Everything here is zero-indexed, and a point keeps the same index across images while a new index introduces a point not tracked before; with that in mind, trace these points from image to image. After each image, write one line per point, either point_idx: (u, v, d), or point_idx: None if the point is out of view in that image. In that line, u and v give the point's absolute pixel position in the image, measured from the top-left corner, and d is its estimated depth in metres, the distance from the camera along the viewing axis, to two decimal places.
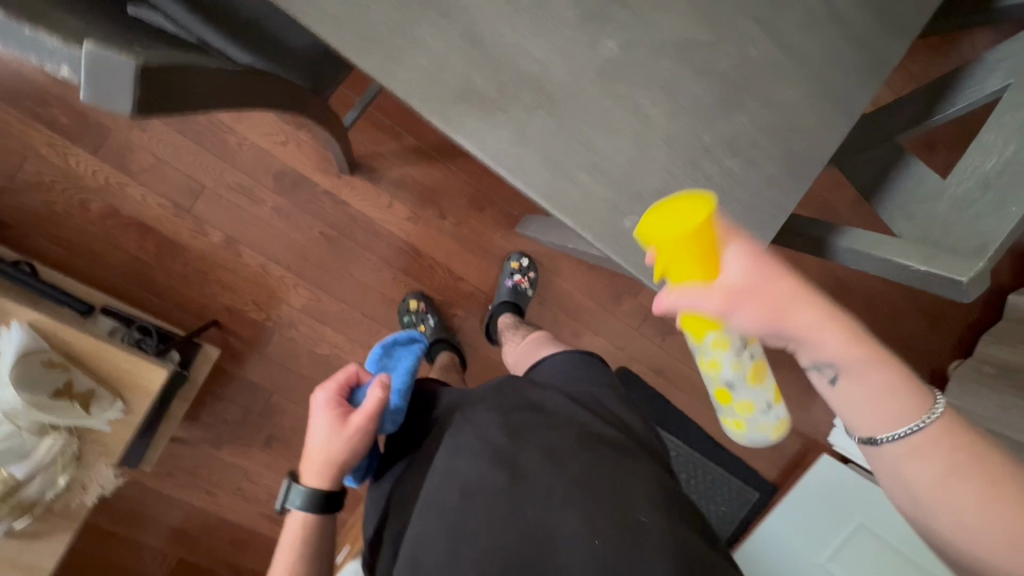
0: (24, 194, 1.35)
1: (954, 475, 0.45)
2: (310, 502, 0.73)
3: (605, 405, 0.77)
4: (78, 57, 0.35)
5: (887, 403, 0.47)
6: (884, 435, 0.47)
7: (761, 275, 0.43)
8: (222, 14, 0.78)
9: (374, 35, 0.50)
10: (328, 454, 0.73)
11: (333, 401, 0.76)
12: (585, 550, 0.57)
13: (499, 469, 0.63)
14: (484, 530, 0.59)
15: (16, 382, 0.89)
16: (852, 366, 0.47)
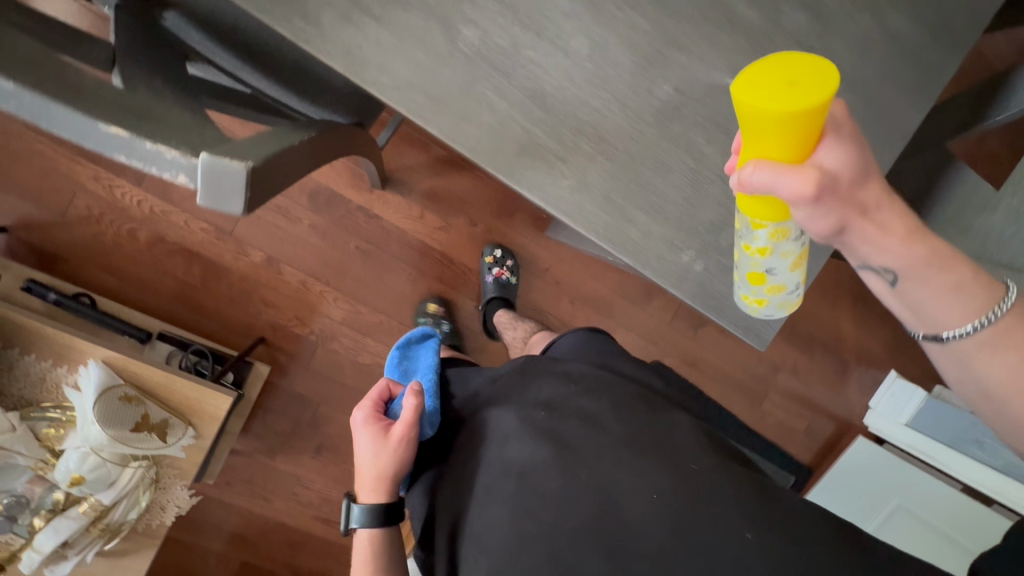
0: (76, 228, 1.41)
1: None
2: (371, 517, 0.70)
3: (625, 368, 0.75)
4: (196, 167, 0.38)
5: (943, 300, 0.46)
6: (949, 333, 0.47)
7: (852, 162, 0.39)
8: (269, 60, 0.80)
9: (442, 97, 0.51)
10: (377, 468, 0.69)
11: (371, 417, 0.73)
12: (653, 508, 0.54)
13: (547, 444, 0.59)
14: (547, 504, 0.56)
15: (99, 419, 0.95)
16: (914, 268, 0.44)
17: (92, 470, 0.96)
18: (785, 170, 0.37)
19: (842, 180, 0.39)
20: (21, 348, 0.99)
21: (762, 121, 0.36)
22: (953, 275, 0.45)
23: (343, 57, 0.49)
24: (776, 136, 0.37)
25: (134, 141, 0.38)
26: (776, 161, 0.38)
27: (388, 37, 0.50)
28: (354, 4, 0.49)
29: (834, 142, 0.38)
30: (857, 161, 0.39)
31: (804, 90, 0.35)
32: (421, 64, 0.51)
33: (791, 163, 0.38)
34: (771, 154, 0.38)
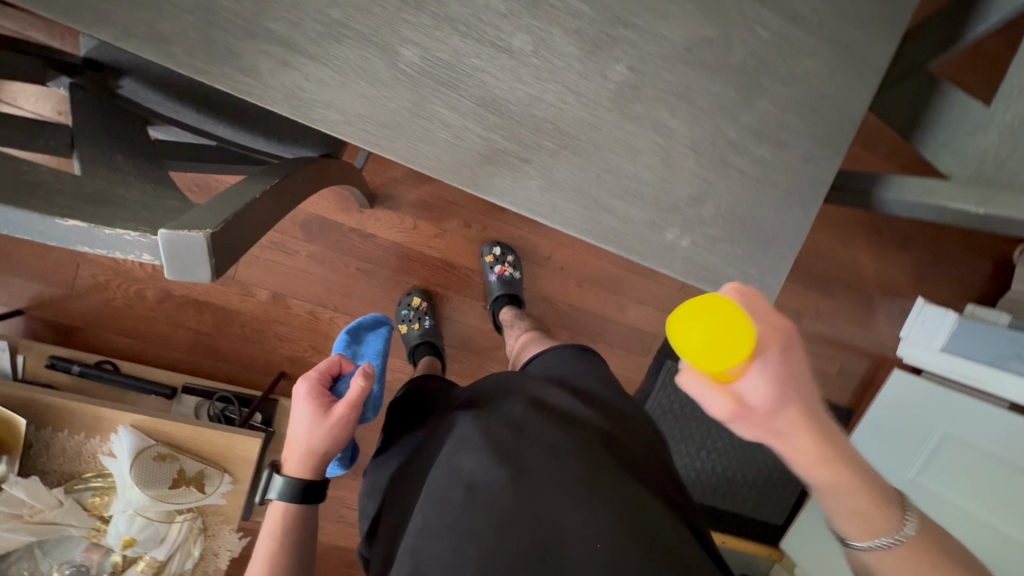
0: (86, 298, 1.44)
1: None
2: (290, 492, 0.66)
3: (600, 398, 0.77)
4: (157, 243, 0.38)
5: (846, 518, 0.52)
6: (862, 543, 0.52)
7: (779, 396, 0.44)
8: (229, 108, 0.81)
9: (395, 122, 0.51)
10: (308, 443, 0.66)
11: (315, 390, 0.69)
12: (591, 553, 0.53)
13: (502, 464, 0.60)
14: (490, 522, 0.55)
15: (137, 482, 0.99)
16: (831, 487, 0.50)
17: (140, 530, 0.99)
18: (713, 391, 0.44)
19: (765, 411, 0.44)
20: (53, 426, 1.02)
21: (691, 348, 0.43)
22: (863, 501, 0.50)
23: (288, 102, 0.49)
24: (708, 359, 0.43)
25: (92, 230, 0.38)
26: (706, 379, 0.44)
27: (328, 73, 0.49)
28: (289, 47, 0.48)
29: (769, 376, 0.43)
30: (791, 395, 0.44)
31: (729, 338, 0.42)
32: (367, 94, 0.50)
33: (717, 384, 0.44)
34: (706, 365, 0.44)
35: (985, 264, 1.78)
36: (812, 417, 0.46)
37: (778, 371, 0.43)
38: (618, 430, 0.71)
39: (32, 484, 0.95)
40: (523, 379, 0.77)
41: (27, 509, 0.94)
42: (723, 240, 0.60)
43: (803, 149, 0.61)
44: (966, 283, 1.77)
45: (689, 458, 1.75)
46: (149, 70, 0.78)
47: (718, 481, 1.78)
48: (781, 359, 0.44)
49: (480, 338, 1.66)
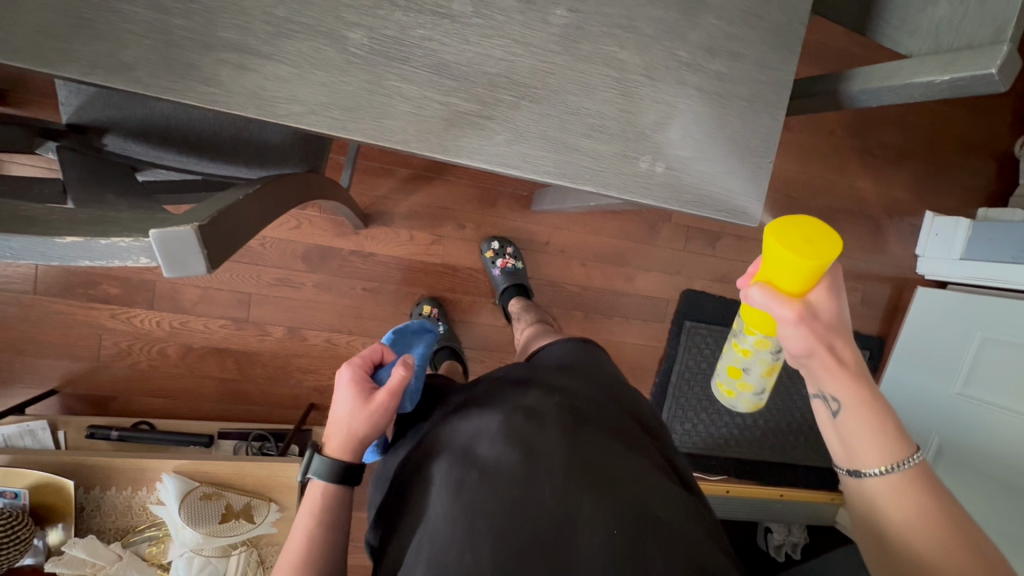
0: (113, 366, 1.49)
1: (901, 491, 0.51)
2: (329, 472, 0.67)
3: (603, 384, 0.80)
4: (150, 245, 0.41)
5: (872, 440, 0.52)
6: (867, 470, 0.52)
7: (816, 326, 0.51)
8: (207, 143, 0.85)
9: (356, 103, 0.53)
10: (351, 426, 0.68)
11: (358, 375, 0.71)
12: (605, 535, 0.57)
13: (517, 449, 0.62)
14: (500, 504, 0.58)
15: (188, 522, 1.01)
16: (854, 403, 0.53)
17: (200, 570, 1.03)
18: (781, 300, 0.50)
19: (819, 323, 0.51)
20: (100, 486, 1.04)
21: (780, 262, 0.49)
22: (878, 423, 0.52)
23: (252, 103, 0.51)
24: (788, 273, 0.49)
25: (89, 242, 0.41)
26: (777, 290, 0.50)
27: (286, 69, 0.52)
28: (244, 52, 0.51)
29: (824, 293, 0.51)
30: (824, 330, 0.52)
31: (819, 247, 0.48)
32: (324, 82, 0.52)
33: (789, 298, 0.50)
34: (782, 285, 0.50)
35: (987, 165, 1.75)
36: (846, 369, 0.53)
37: (833, 284, 0.52)
38: (616, 409, 0.74)
39: (89, 542, 0.98)
40: (536, 371, 0.78)
41: (91, 567, 0.98)
42: (698, 158, 0.60)
43: (757, 55, 0.62)
44: (971, 186, 1.74)
45: (727, 415, 1.73)
46: (127, 122, 0.82)
47: (762, 434, 1.75)
48: (836, 278, 0.52)
49: (495, 335, 1.67)
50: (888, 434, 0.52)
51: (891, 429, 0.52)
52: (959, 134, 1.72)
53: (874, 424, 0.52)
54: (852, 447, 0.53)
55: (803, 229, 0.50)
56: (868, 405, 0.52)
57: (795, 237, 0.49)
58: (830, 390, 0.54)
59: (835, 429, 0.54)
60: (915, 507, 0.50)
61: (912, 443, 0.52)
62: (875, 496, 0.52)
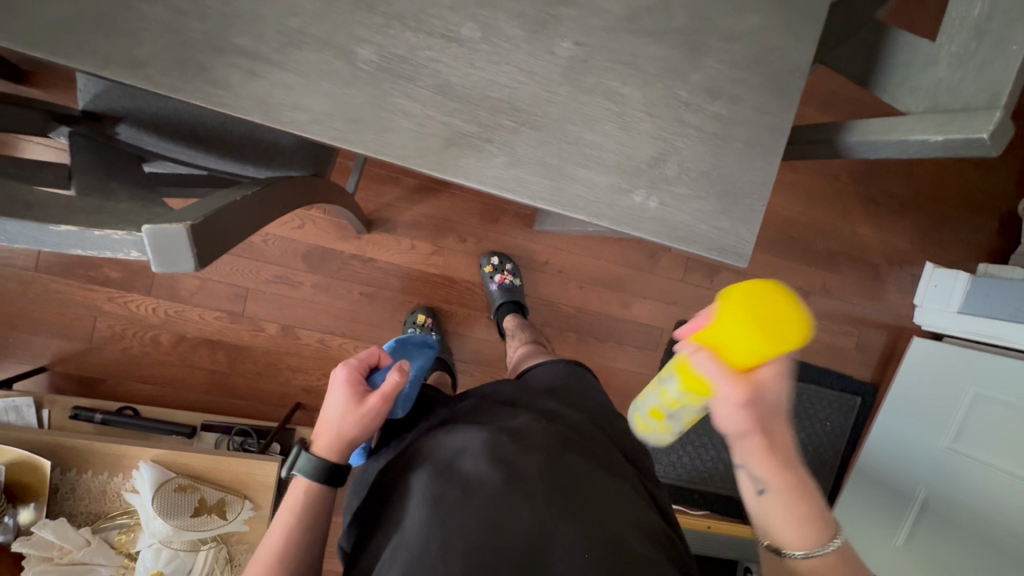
0: (105, 349, 1.50)
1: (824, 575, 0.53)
2: (314, 470, 0.67)
3: (591, 410, 0.80)
4: (142, 240, 0.42)
5: (797, 524, 0.53)
6: (791, 551, 0.54)
7: (755, 406, 0.51)
8: (217, 140, 0.87)
9: (360, 116, 0.54)
10: (341, 426, 0.69)
11: (354, 376, 0.72)
12: (579, 558, 0.56)
13: (498, 469, 0.62)
14: (476, 521, 0.58)
15: (160, 513, 1.01)
16: (779, 485, 0.53)
17: (167, 564, 1.00)
18: (723, 370, 0.49)
19: (759, 405, 0.51)
20: (77, 469, 1.04)
21: (732, 331, 0.48)
22: (803, 507, 0.53)
23: (258, 109, 0.52)
24: (737, 345, 0.48)
25: (83, 233, 0.42)
26: (721, 359, 0.49)
27: (294, 78, 0.53)
28: (254, 58, 0.53)
29: (774, 373, 0.51)
30: (758, 415, 0.51)
31: (778, 326, 0.47)
32: (330, 93, 0.54)
33: (732, 370, 0.50)
34: (728, 354, 0.49)
35: (991, 222, 1.76)
36: (773, 453, 0.53)
37: (784, 365, 0.51)
38: (600, 437, 0.74)
39: (59, 524, 0.98)
40: (524, 392, 0.79)
41: (57, 551, 0.97)
42: (692, 196, 0.61)
43: (755, 101, 0.63)
44: (971, 242, 1.75)
45: (713, 450, 1.71)
46: (142, 114, 0.84)
47: None
48: (788, 359, 0.51)
49: (487, 349, 1.67)
50: (810, 520, 0.53)
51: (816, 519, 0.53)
52: (963, 189, 1.74)
53: (800, 515, 0.53)
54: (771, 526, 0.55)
55: (767, 301, 0.47)
56: (793, 490, 0.53)
57: (762, 318, 0.47)
58: (754, 470, 0.54)
59: (761, 510, 0.55)
60: None
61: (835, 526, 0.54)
62: None
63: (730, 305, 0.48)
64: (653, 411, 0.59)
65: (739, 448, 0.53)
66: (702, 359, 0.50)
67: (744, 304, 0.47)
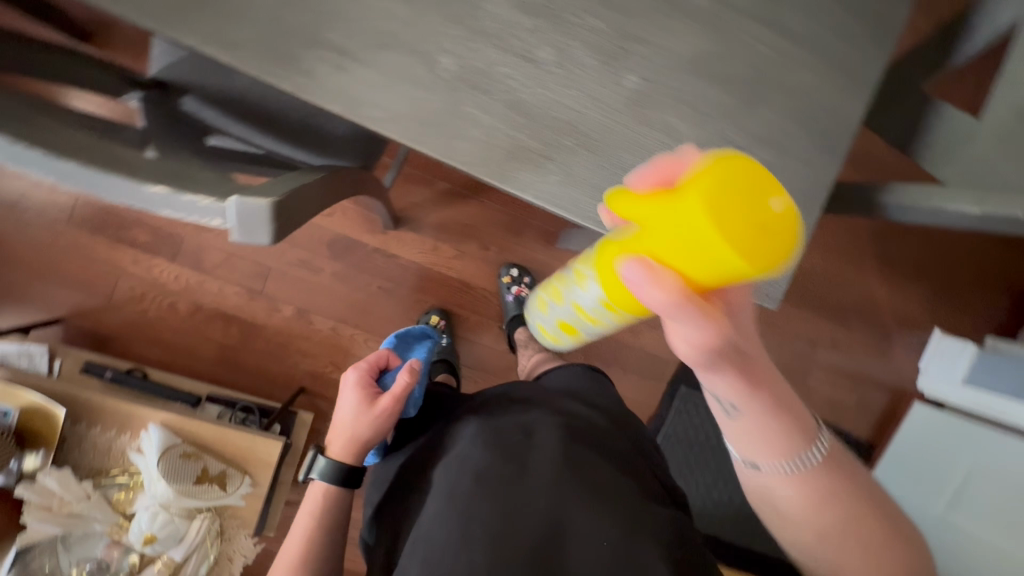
0: (122, 309, 1.52)
1: (802, 491, 0.53)
2: (331, 473, 0.71)
3: (602, 406, 0.82)
4: (226, 209, 0.44)
5: (774, 447, 0.51)
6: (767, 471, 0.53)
7: (715, 346, 0.43)
8: (276, 123, 0.90)
9: (433, 120, 0.57)
10: (353, 430, 0.72)
11: (363, 380, 0.75)
12: (596, 544, 0.59)
13: (511, 462, 0.63)
14: (494, 511, 0.59)
15: (165, 476, 1.02)
16: (748, 406, 0.50)
17: (161, 527, 1.02)
18: (667, 285, 0.39)
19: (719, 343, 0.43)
20: (87, 422, 1.06)
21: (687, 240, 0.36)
22: (778, 422, 0.50)
23: (340, 102, 0.56)
24: (692, 259, 0.37)
25: (171, 195, 0.44)
26: (665, 271, 0.39)
27: (377, 77, 0.56)
28: (342, 54, 0.56)
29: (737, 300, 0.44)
30: (725, 348, 0.44)
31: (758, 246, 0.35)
32: (407, 95, 0.57)
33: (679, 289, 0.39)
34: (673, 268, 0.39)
35: (1005, 298, 1.77)
36: (752, 359, 0.48)
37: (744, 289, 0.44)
38: (615, 434, 0.76)
39: (63, 475, 1.00)
40: (541, 395, 0.80)
41: (57, 500, 0.99)
42: None
43: (803, 153, 0.66)
44: (982, 315, 1.76)
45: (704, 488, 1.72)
46: (209, 90, 0.88)
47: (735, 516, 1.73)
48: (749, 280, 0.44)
49: (494, 358, 1.68)
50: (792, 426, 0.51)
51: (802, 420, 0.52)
52: (979, 262, 1.76)
53: (789, 429, 0.51)
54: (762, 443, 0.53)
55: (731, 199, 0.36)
56: (766, 407, 0.50)
57: (742, 225, 0.35)
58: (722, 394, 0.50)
59: (738, 433, 0.52)
60: (823, 508, 0.53)
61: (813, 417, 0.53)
62: (781, 501, 0.54)
63: (695, 206, 0.36)
64: (563, 325, 0.56)
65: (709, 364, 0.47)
66: (653, 287, 0.39)
67: (710, 211, 0.35)
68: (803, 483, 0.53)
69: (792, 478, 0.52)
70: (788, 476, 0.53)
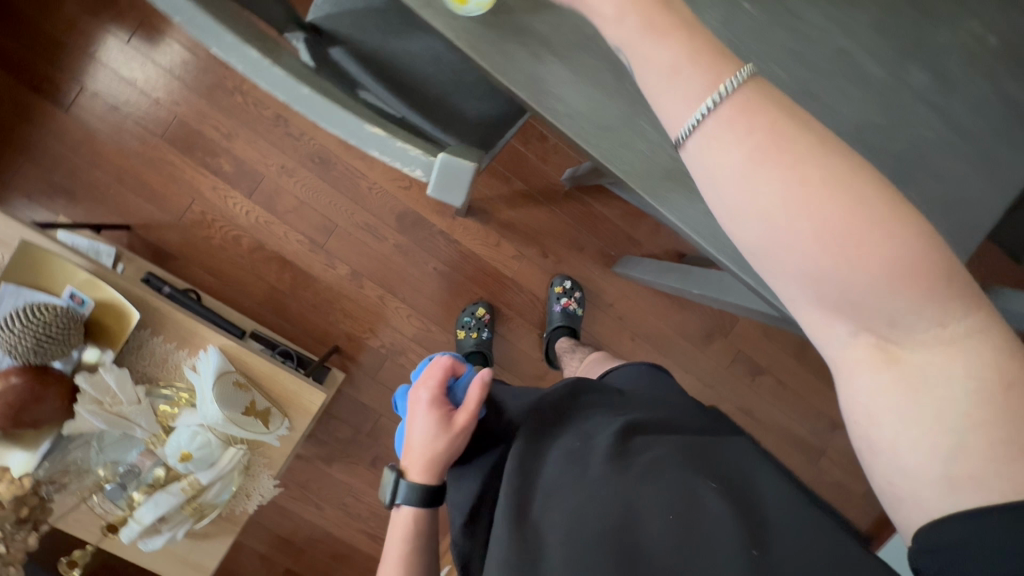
0: (188, 229, 1.55)
1: (792, 208, 0.41)
2: (417, 496, 0.71)
3: (658, 400, 0.81)
4: (434, 162, 0.47)
5: (734, 152, 0.43)
6: (744, 215, 0.43)
7: None
8: (413, 91, 0.93)
9: (607, 126, 0.60)
10: (432, 451, 0.70)
11: (434, 399, 0.73)
12: (665, 523, 0.56)
13: (574, 466, 0.61)
14: (564, 521, 0.57)
15: (218, 400, 1.03)
16: (681, 77, 0.44)
17: (199, 447, 1.03)
18: None
19: None
20: (151, 329, 1.08)
21: None
22: (709, 81, 0.44)
23: (528, 88, 0.58)
24: None
25: (386, 138, 0.47)
26: None
27: (567, 73, 0.59)
28: (542, 45, 0.59)
29: None
30: None
31: None
32: (590, 97, 0.59)
33: None
34: None
35: None
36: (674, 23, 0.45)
37: None
38: (675, 421, 0.74)
39: (122, 375, 1.01)
40: (600, 393, 0.76)
41: (110, 397, 1.00)
42: None
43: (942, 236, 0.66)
44: None
45: None
46: (361, 46, 0.92)
47: None
48: None
49: (525, 362, 1.70)
50: (725, 86, 0.43)
51: (722, 84, 0.43)
52: None
53: (712, 88, 0.43)
54: (706, 145, 0.44)
55: None
56: (691, 55, 0.44)
57: None
58: (658, 65, 0.45)
59: (699, 160, 0.45)
60: (826, 209, 0.40)
61: (739, 62, 0.44)
62: (784, 254, 0.42)
63: None
64: None
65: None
66: None
67: None
68: (771, 185, 0.42)
69: (774, 196, 0.41)
70: (744, 179, 0.42)
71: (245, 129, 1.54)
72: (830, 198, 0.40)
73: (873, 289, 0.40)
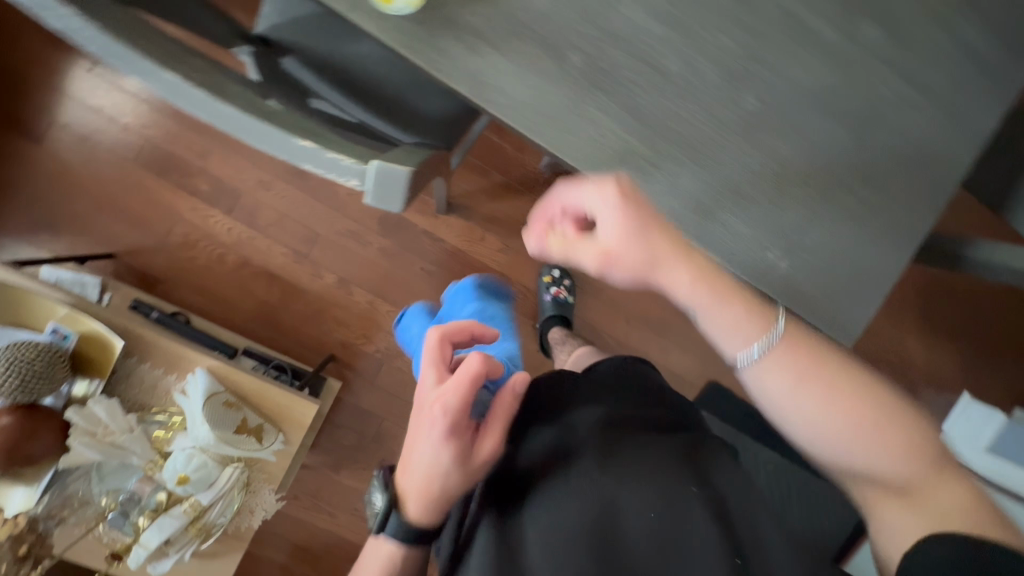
0: (172, 252, 1.55)
1: (804, 399, 0.57)
2: (413, 532, 0.59)
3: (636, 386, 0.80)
4: (366, 170, 0.46)
5: (758, 359, 0.58)
6: (772, 403, 0.59)
7: None
8: (370, 95, 0.92)
9: (553, 114, 0.58)
10: (445, 489, 0.57)
11: (456, 428, 0.55)
12: (647, 521, 0.57)
13: (557, 466, 0.61)
14: (547, 520, 0.57)
15: (208, 420, 1.04)
16: (717, 314, 0.58)
17: (195, 469, 1.04)
18: None
19: None
20: (138, 356, 1.09)
21: None
22: (741, 317, 0.58)
23: (467, 82, 0.57)
24: None
25: (316, 150, 0.46)
26: None
27: (507, 64, 0.57)
28: (478, 38, 0.57)
29: None
30: None
31: None
32: (534, 86, 0.58)
33: None
34: None
35: None
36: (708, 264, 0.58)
37: None
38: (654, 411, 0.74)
39: (111, 405, 1.03)
40: (582, 380, 0.75)
41: (101, 428, 1.01)
42: (822, 270, 0.63)
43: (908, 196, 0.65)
44: None
45: None
46: (313, 54, 0.90)
47: None
48: None
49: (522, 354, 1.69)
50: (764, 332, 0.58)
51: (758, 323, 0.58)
52: None
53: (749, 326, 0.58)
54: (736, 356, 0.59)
55: None
56: (725, 303, 0.58)
57: None
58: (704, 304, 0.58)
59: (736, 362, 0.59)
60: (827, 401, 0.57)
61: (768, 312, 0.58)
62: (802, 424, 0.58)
63: None
64: None
65: (618, 252, 0.56)
66: None
67: None
68: (788, 389, 0.58)
69: (790, 394, 0.58)
70: (764, 376, 0.59)
71: (218, 147, 1.53)
72: (830, 396, 0.57)
73: (868, 445, 0.56)
